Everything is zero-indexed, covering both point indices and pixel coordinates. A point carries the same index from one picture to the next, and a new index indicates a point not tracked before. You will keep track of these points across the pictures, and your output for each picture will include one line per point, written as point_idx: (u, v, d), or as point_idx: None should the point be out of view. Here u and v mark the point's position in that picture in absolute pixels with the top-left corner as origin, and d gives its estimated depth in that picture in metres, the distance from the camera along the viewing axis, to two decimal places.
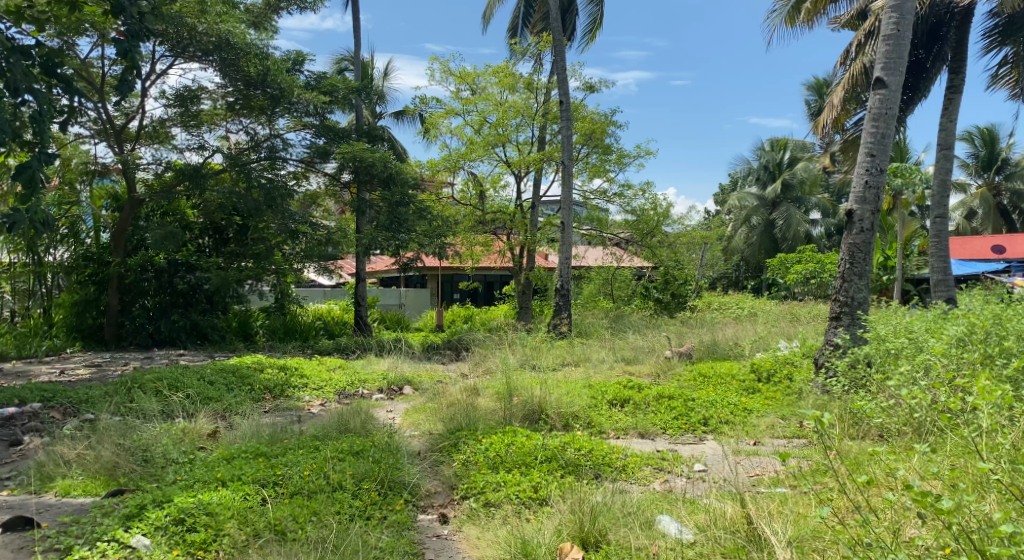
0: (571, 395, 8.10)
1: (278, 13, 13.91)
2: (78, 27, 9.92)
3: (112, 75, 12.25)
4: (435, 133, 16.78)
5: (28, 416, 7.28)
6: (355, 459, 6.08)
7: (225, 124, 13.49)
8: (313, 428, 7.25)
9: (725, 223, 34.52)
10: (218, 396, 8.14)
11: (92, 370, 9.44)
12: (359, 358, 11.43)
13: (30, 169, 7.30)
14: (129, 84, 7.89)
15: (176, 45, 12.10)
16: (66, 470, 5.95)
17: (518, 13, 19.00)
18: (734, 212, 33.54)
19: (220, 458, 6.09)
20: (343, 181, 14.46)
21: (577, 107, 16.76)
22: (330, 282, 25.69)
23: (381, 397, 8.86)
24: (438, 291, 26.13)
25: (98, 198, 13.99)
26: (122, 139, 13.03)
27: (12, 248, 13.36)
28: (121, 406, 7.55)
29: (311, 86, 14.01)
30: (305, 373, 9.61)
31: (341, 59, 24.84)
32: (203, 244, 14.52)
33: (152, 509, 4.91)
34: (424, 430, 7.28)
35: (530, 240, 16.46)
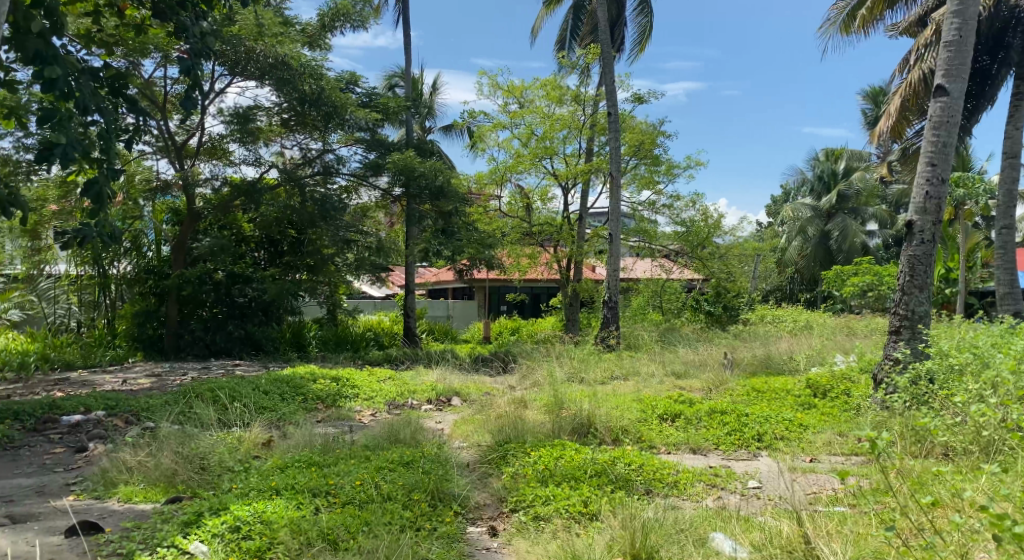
0: (620, 409, 8.03)
1: (332, 32, 14.23)
2: (143, 49, 10.32)
3: (173, 93, 12.68)
4: (483, 147, 16.88)
5: (93, 424, 7.57)
6: (405, 470, 6.16)
7: (281, 141, 13.86)
8: (365, 438, 7.35)
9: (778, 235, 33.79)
10: (273, 406, 8.31)
11: (153, 379, 9.74)
12: (408, 369, 11.56)
13: (97, 186, 7.68)
14: (189, 102, 8.21)
15: (235, 65, 12.46)
16: (127, 477, 6.14)
17: (566, 27, 19.12)
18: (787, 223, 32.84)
19: (275, 466, 6.23)
20: (394, 195, 14.63)
21: (625, 119, 16.72)
22: (380, 293, 26.04)
23: (430, 408, 8.91)
24: (485, 304, 26.24)
25: (160, 213, 14.42)
26: (182, 154, 13.48)
27: (78, 262, 13.89)
28: (181, 415, 7.76)
29: (364, 104, 14.27)
30: (356, 384, 9.74)
31: (391, 75, 25.32)
32: (258, 257, 14.87)
33: (209, 516, 5.05)
34: (473, 442, 7.30)
35: (577, 252, 16.42)
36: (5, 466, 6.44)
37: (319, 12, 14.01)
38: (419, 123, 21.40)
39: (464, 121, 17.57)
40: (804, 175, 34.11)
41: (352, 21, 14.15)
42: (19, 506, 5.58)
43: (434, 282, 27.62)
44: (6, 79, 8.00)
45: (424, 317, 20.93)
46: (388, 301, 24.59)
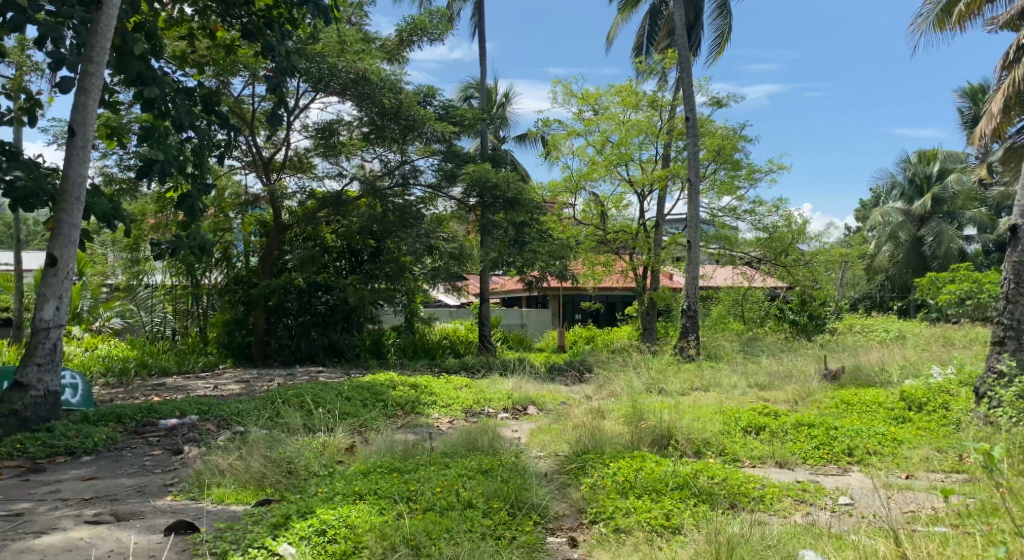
0: (702, 421, 7.86)
1: (410, 46, 14.56)
2: (232, 68, 10.77)
3: (261, 110, 13.19)
4: (557, 155, 16.88)
5: (187, 427, 7.92)
6: (484, 478, 6.19)
7: (361, 154, 14.19)
8: (443, 445, 7.43)
9: (868, 241, 32.51)
10: (355, 412, 8.51)
11: (242, 385, 10.13)
12: (485, 377, 11.63)
13: (192, 199, 8.15)
14: (276, 118, 8.57)
15: (318, 82, 12.66)
16: (220, 479, 6.38)
17: (642, 33, 19.10)
18: (876, 228, 31.65)
19: (357, 471, 6.37)
20: (469, 205, 14.83)
21: (703, 124, 16.44)
22: (455, 302, 26.39)
23: (506, 417, 8.93)
24: (560, 312, 26.21)
25: (248, 225, 14.91)
26: (270, 169, 13.99)
27: (174, 272, 14.64)
28: (270, 420, 8.05)
29: (441, 116, 14.49)
30: (434, 391, 9.87)
31: (466, 87, 25.72)
32: (340, 267, 15.16)
33: (296, 519, 5.21)
34: (551, 451, 7.28)
35: (654, 260, 16.23)
36: (111, 465, 6.80)
37: (397, 27, 14.35)
38: (493, 133, 21.65)
39: (538, 129, 17.62)
40: (896, 178, 32.82)
41: (429, 35, 14.41)
42: (123, 504, 5.88)
43: (508, 291, 27.80)
44: (111, 101, 8.55)
45: (499, 325, 21.10)
46: (464, 309, 24.91)
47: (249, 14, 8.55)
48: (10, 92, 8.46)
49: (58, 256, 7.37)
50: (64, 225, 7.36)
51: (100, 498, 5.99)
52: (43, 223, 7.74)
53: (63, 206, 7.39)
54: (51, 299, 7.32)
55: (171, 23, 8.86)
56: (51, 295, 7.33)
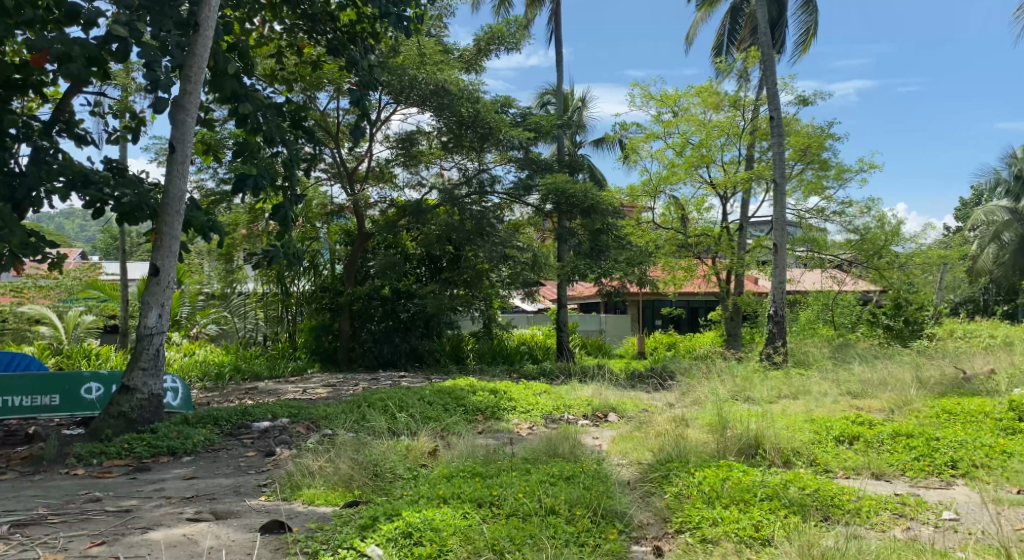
0: (791, 430, 7.60)
1: (488, 55, 14.74)
2: (317, 84, 11.16)
3: (345, 123, 13.59)
4: (636, 158, 16.73)
5: (279, 430, 8.23)
6: (566, 485, 6.16)
7: (440, 162, 14.42)
8: (524, 450, 7.45)
9: (969, 241, 30.82)
10: (438, 416, 8.64)
11: (329, 389, 10.45)
12: (564, 384, 11.60)
13: (283, 210, 8.58)
14: (359, 130, 8.82)
15: (399, 94, 13.05)
16: (310, 480, 6.57)
17: (723, 32, 18.81)
18: (980, 227, 30.04)
19: (441, 475, 6.46)
20: (545, 211, 14.90)
21: (788, 123, 15.97)
22: (533, 308, 26.57)
23: (586, 423, 8.87)
24: (640, 318, 25.91)
25: (334, 234, 15.43)
26: (353, 180, 14.41)
27: (264, 281, 15.27)
28: (355, 423, 8.27)
29: (518, 123, 14.59)
30: (513, 397, 9.91)
31: (543, 93, 25.83)
32: (420, 273, 15.46)
33: (383, 521, 5.32)
34: (633, 460, 7.18)
35: (739, 264, 15.74)
36: (209, 466, 7.12)
37: (476, 37, 14.54)
38: (570, 138, 21.66)
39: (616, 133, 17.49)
40: (1002, 175, 31.10)
41: (506, 44, 14.55)
42: (221, 503, 6.15)
43: (586, 296, 27.69)
44: (206, 118, 9.00)
45: (578, 332, 21.08)
46: (542, 315, 24.96)
47: (334, 30, 8.87)
48: (117, 113, 9.02)
49: (160, 266, 7.80)
50: (165, 237, 7.79)
51: (200, 497, 6.27)
52: (146, 236, 8.20)
53: (164, 219, 7.81)
54: (154, 307, 7.74)
55: (262, 42, 9.28)
56: (154, 303, 7.75)
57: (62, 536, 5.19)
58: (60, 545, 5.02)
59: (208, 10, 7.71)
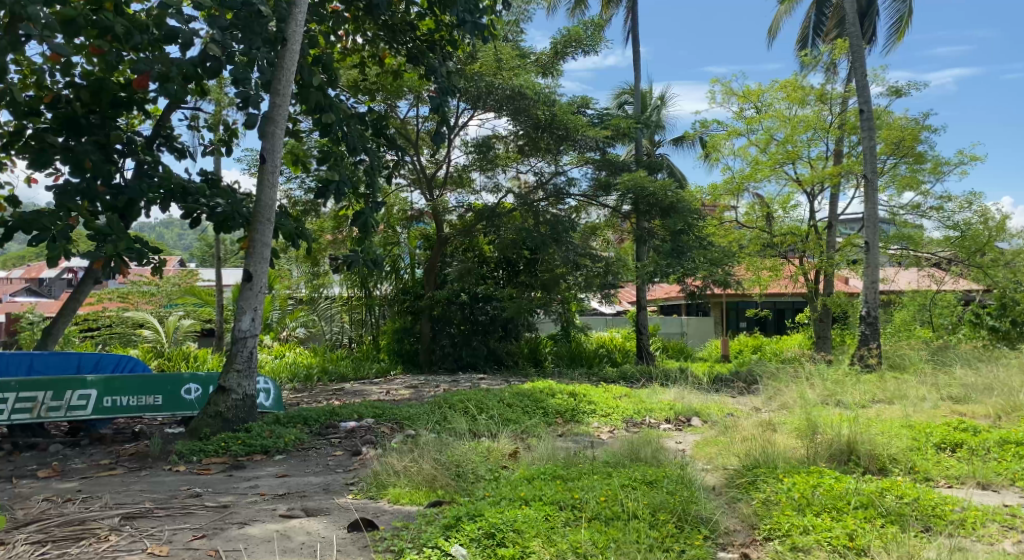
0: (887, 435, 7.27)
1: (565, 57, 14.76)
2: (398, 92, 11.44)
3: (424, 130, 13.89)
4: (717, 156, 16.38)
5: (365, 430, 8.48)
6: (649, 489, 6.08)
7: (517, 166, 14.50)
8: (606, 454, 7.41)
9: None
10: (517, 419, 8.68)
11: (411, 391, 10.68)
12: (646, 387, 11.46)
13: (364, 216, 8.86)
14: (438, 135, 8.98)
15: (476, 100, 13.23)
16: (396, 479, 6.71)
17: (809, 23, 18.27)
18: None
19: (522, 477, 6.50)
20: (624, 212, 14.77)
21: (879, 116, 15.32)
22: (612, 310, 26.41)
23: (669, 427, 8.73)
24: (723, 320, 25.33)
25: (414, 238, 15.57)
26: (433, 185, 14.68)
27: (349, 285, 15.76)
28: (438, 424, 8.41)
29: (595, 124, 14.52)
30: (593, 400, 9.86)
31: (620, 93, 25.67)
32: (498, 277, 15.59)
33: (467, 521, 5.40)
34: (718, 465, 7.03)
35: (827, 262, 15.17)
36: (299, 465, 7.37)
37: (552, 40, 14.59)
38: (648, 138, 21.42)
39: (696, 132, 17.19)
40: None
41: (583, 46, 14.55)
42: (311, 500, 6.37)
43: (666, 298, 27.30)
44: (293, 130, 9.38)
45: (658, 334, 20.79)
46: (622, 318, 24.78)
47: (413, 39, 9.19)
48: (211, 127, 9.48)
49: (253, 272, 8.15)
50: (257, 244, 8.15)
51: (291, 494, 6.52)
52: (239, 243, 8.61)
53: (256, 227, 8.17)
54: (247, 311, 8.09)
55: (346, 54, 9.62)
56: (247, 308, 8.11)
57: (167, 528, 5.49)
58: (165, 537, 5.30)
59: (294, 26, 8.04)
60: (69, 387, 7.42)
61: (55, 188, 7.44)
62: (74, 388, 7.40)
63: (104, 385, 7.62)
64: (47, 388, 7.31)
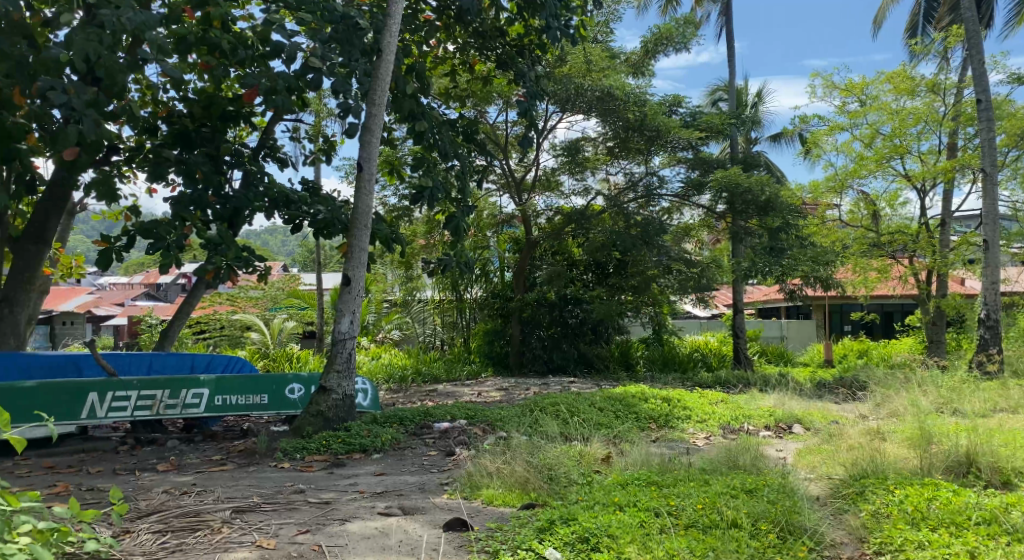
0: (1011, 447, 6.76)
1: (656, 56, 14.56)
2: (488, 98, 11.61)
3: (513, 134, 14.01)
4: (818, 153, 15.74)
5: (458, 430, 8.61)
6: (749, 498, 5.88)
7: (607, 168, 14.40)
8: (703, 461, 7.22)
9: None
10: (609, 423, 8.60)
11: (502, 393, 10.76)
12: (744, 393, 11.11)
13: (456, 221, 9.04)
14: (528, 139, 9.02)
15: (565, 102, 13.31)
16: (489, 480, 6.77)
17: (918, 9, 17.58)
18: None
19: (616, 482, 6.43)
20: (718, 212, 14.40)
21: (998, 105, 14.34)
22: (707, 314, 25.81)
23: (769, 435, 8.42)
24: (825, 323, 24.29)
25: (503, 242, 15.77)
26: (522, 189, 14.78)
27: (442, 288, 16.13)
28: (530, 427, 8.43)
29: (687, 123, 14.26)
30: (688, 405, 9.64)
31: (714, 90, 25.09)
32: (587, 279, 15.54)
33: (560, 524, 5.38)
34: (822, 474, 6.74)
35: (941, 263, 14.31)
36: (396, 464, 7.55)
37: (643, 39, 14.43)
38: (744, 136, 20.85)
39: (795, 127, 16.59)
40: None
41: (675, 44, 14.32)
42: (408, 499, 6.51)
43: (764, 300, 26.43)
44: (388, 138, 9.65)
45: (756, 338, 20.16)
46: (717, 321, 24.17)
47: (503, 46, 9.34)
48: (311, 137, 9.88)
49: (351, 276, 8.43)
50: (355, 248, 8.42)
51: (389, 493, 6.68)
52: (338, 248, 8.92)
53: (354, 232, 8.45)
54: (346, 314, 8.37)
55: (437, 62, 9.85)
56: (346, 311, 8.39)
57: (274, 523, 5.74)
58: (272, 531, 5.54)
59: (390, 37, 8.29)
60: (184, 386, 7.86)
61: (172, 199, 7.91)
62: (189, 387, 7.85)
63: (215, 384, 8.05)
64: (164, 387, 7.76)
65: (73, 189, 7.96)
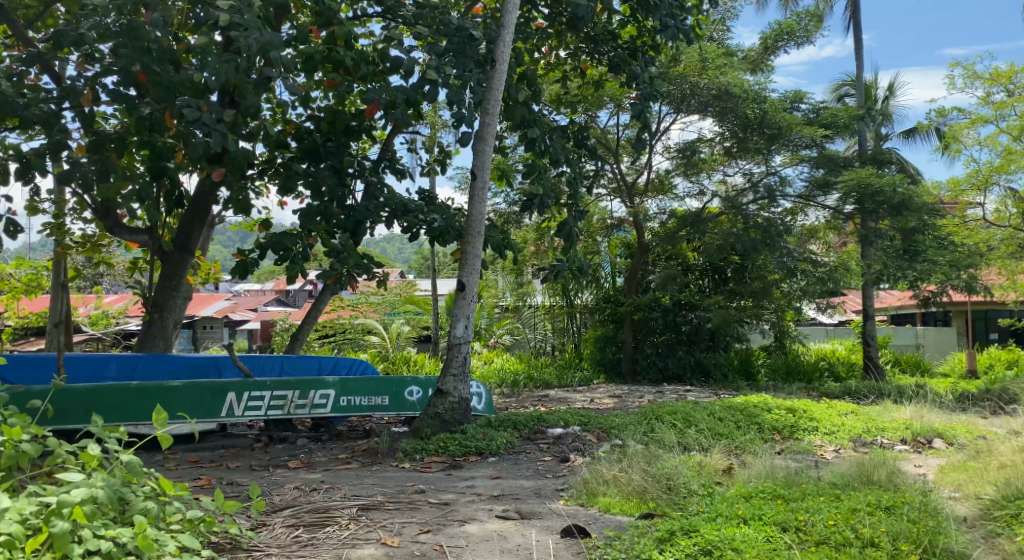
0: None
1: (776, 52, 14.06)
2: (599, 102, 11.61)
3: (624, 138, 13.89)
4: (958, 147, 14.66)
5: (572, 437, 8.58)
6: (886, 516, 5.51)
7: (723, 169, 13.96)
8: (832, 475, 6.85)
9: None
10: (728, 433, 8.32)
11: (616, 400, 10.65)
12: (876, 404, 10.46)
13: (568, 227, 9.04)
14: (641, 142, 8.88)
15: (680, 102, 13.13)
16: (606, 488, 6.69)
17: None
18: None
19: (738, 494, 6.20)
20: (846, 213, 13.72)
21: None
22: (833, 320, 24.60)
23: (905, 449, 7.90)
24: (968, 330, 22.57)
25: (614, 247, 15.67)
26: (634, 193, 14.63)
27: (552, 293, 16.25)
28: (646, 435, 8.28)
29: (810, 120, 13.71)
30: (814, 417, 9.18)
31: (839, 85, 23.90)
32: (703, 284, 15.17)
33: (681, 535, 5.24)
34: (969, 493, 6.23)
35: None
36: (511, 468, 7.61)
37: (762, 35, 13.97)
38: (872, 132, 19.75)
39: (932, 121, 15.55)
40: None
41: (797, 38, 13.79)
42: (525, 504, 6.54)
43: (897, 306, 24.87)
44: (501, 146, 9.79)
45: (889, 346, 18.98)
46: (843, 328, 22.95)
47: (615, 49, 9.16)
48: (428, 148, 10.17)
49: (465, 282, 8.59)
50: (469, 255, 8.57)
51: (506, 496, 6.75)
52: (453, 254, 9.12)
53: (469, 239, 8.61)
54: (461, 319, 8.52)
55: (549, 69, 9.93)
56: (461, 316, 8.55)
57: (397, 521, 5.91)
58: (396, 529, 5.71)
59: (502, 46, 8.40)
60: (312, 387, 8.26)
61: (300, 211, 8.33)
62: (316, 388, 8.24)
63: (340, 385, 8.41)
64: (295, 388, 8.18)
65: (213, 202, 8.55)
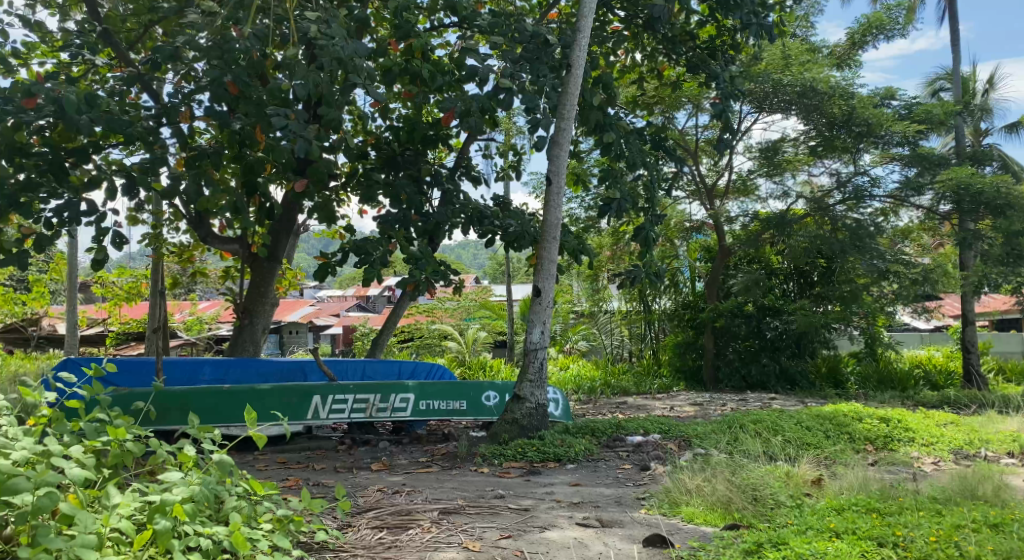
0: None
1: (864, 47, 13.53)
2: (677, 104, 11.46)
3: (703, 139, 13.62)
4: None
5: (652, 445, 8.44)
6: (994, 533, 5.18)
7: (809, 169, 13.45)
8: (931, 488, 6.50)
9: None
10: (817, 443, 8.01)
11: (697, 408, 10.42)
12: (978, 414, 9.88)
13: (645, 231, 8.92)
14: (721, 143, 8.68)
15: (762, 101, 12.87)
16: (689, 498, 6.54)
17: None
18: None
19: (830, 507, 5.95)
20: (941, 213, 13.05)
21: None
22: (928, 326, 23.37)
23: (1013, 463, 7.42)
24: None
25: (694, 251, 15.52)
26: (713, 195, 14.35)
27: (629, 299, 16.06)
28: (729, 445, 8.05)
29: (901, 116, 13.15)
30: (911, 427, 8.74)
31: (934, 79, 22.75)
32: (788, 288, 14.71)
33: (769, 547, 5.06)
34: None
35: None
36: (591, 475, 7.53)
37: (848, 30, 13.48)
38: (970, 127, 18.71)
39: None
40: None
41: (887, 32, 13.25)
42: (606, 512, 6.46)
43: (1000, 311, 23.41)
44: (576, 150, 9.76)
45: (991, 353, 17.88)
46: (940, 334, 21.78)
47: (693, 49, 9.03)
48: (503, 154, 10.24)
49: (541, 287, 8.58)
50: (544, 261, 8.56)
51: (585, 504, 6.68)
52: (528, 260, 9.14)
53: (543, 244, 8.60)
54: (537, 325, 8.53)
55: (625, 72, 9.85)
56: (537, 321, 8.56)
57: (478, 526, 5.94)
58: (477, 534, 5.73)
59: (578, 51, 8.39)
60: (392, 390, 8.42)
61: (380, 219, 8.52)
62: (396, 392, 8.39)
63: (419, 390, 8.54)
64: (376, 392, 8.36)
65: (299, 211, 8.84)
